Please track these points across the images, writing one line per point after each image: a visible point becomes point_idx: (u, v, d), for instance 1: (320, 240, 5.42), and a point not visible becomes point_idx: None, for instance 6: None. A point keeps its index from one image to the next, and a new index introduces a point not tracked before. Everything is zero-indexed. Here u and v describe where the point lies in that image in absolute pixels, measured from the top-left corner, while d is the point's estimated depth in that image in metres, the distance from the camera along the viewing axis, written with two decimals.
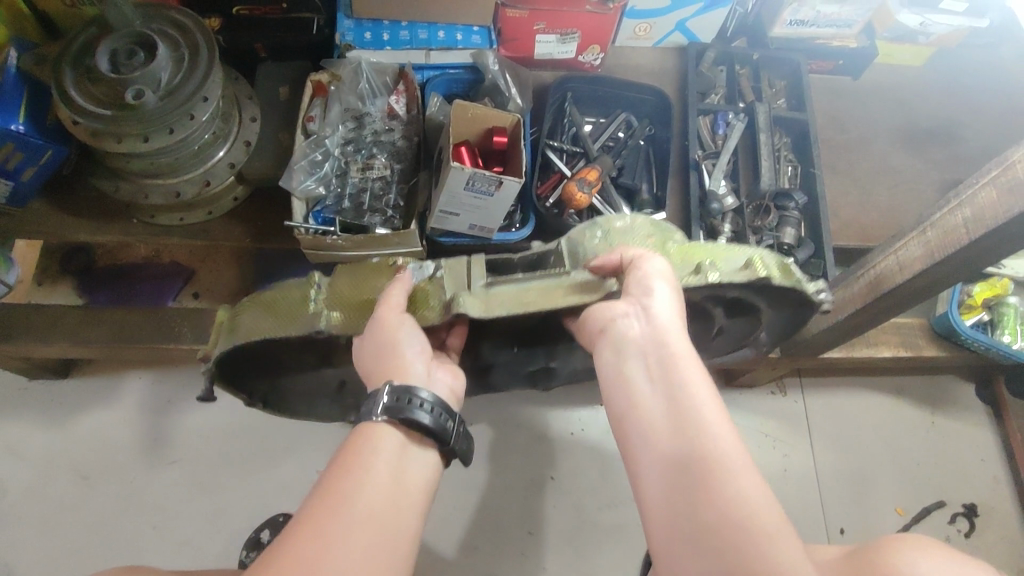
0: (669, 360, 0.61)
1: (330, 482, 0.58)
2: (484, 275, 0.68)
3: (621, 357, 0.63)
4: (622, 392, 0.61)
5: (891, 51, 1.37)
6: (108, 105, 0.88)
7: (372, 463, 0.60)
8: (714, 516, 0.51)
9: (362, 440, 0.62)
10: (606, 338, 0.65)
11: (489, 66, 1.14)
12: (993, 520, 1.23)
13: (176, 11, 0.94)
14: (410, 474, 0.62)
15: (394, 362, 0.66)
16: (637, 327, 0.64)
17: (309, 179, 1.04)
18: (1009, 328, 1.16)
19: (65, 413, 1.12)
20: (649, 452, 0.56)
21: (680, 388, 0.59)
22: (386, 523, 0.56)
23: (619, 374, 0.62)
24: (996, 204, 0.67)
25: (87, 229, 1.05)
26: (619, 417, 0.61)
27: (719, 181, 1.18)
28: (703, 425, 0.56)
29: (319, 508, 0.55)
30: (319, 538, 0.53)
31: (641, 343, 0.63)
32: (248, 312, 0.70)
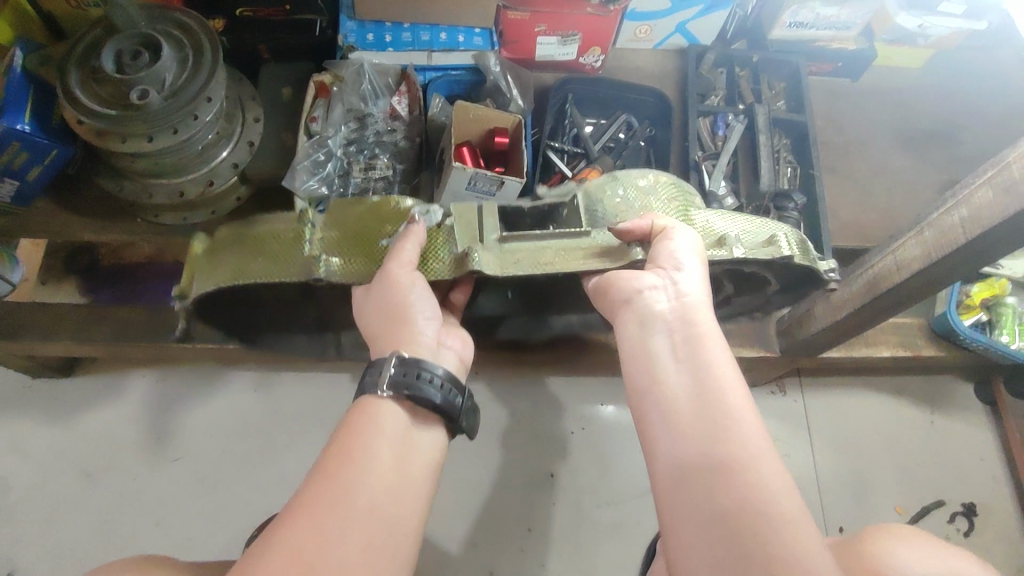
0: (694, 339, 0.66)
1: (329, 469, 0.57)
2: (499, 231, 0.76)
3: (648, 333, 0.68)
4: (649, 365, 0.66)
5: (890, 53, 1.38)
6: (114, 105, 0.89)
7: (374, 451, 0.60)
8: (738, 488, 0.54)
9: (366, 424, 0.62)
10: (634, 309, 0.70)
11: (491, 67, 1.15)
12: (992, 520, 1.24)
13: (181, 12, 0.95)
14: (412, 464, 0.62)
15: (403, 327, 0.71)
16: (665, 305, 0.69)
17: (311, 179, 1.05)
18: (1008, 328, 1.17)
19: (69, 411, 1.12)
20: (674, 421, 0.60)
21: (708, 367, 0.63)
22: (385, 514, 0.56)
23: (645, 348, 0.67)
24: (992, 205, 0.68)
25: (93, 228, 1.07)
26: (642, 387, 0.65)
27: (718, 182, 1.19)
28: (727, 403, 0.60)
29: (317, 500, 0.54)
30: (317, 530, 0.52)
31: (668, 321, 0.68)
32: (234, 252, 0.77)
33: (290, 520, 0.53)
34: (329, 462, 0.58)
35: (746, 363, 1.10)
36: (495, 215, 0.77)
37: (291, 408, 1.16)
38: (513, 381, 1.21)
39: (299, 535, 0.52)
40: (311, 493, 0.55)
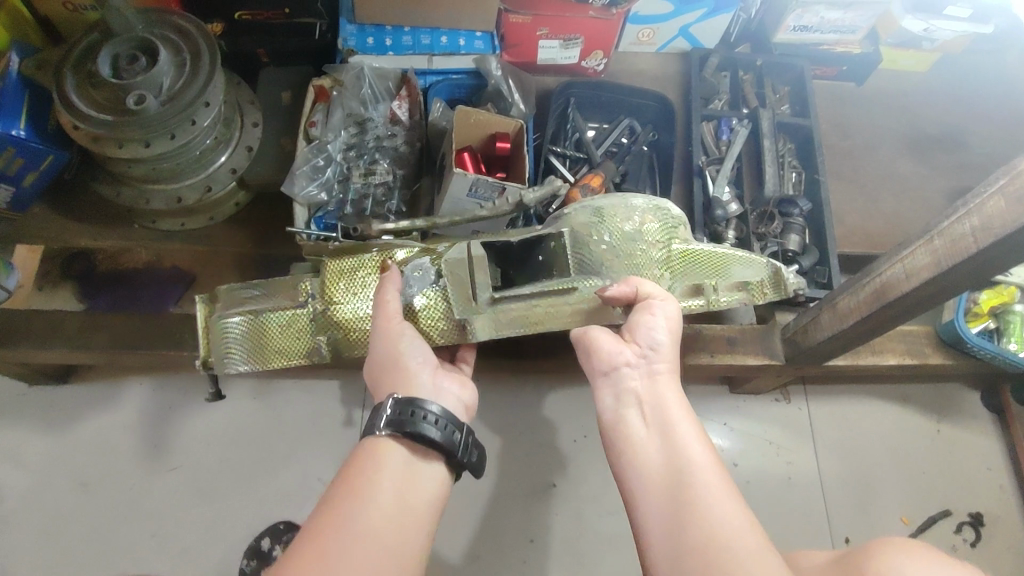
0: (662, 404, 0.67)
1: (333, 505, 0.58)
2: (491, 290, 0.78)
3: (620, 403, 0.68)
4: (619, 434, 0.66)
5: (895, 57, 1.37)
6: (110, 111, 0.88)
7: (377, 483, 0.60)
8: (698, 537, 0.55)
9: (369, 458, 0.62)
10: (607, 379, 0.71)
11: (492, 71, 1.14)
12: (999, 530, 1.22)
13: (178, 16, 0.93)
14: (416, 494, 0.61)
15: (399, 371, 0.72)
16: (636, 373, 0.70)
17: (310, 185, 1.04)
18: (1016, 336, 1.15)
19: (65, 419, 1.11)
20: (643, 486, 0.61)
21: (671, 426, 0.64)
22: (390, 542, 0.56)
23: (616, 417, 0.68)
24: (1005, 214, 0.66)
25: (90, 235, 1.06)
26: (616, 458, 0.65)
27: (722, 187, 1.17)
28: (687, 458, 0.61)
29: (322, 534, 0.55)
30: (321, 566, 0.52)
31: (637, 389, 0.69)
32: (246, 336, 0.81)
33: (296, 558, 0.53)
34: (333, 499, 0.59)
35: (751, 371, 1.09)
36: (485, 268, 0.78)
37: (289, 416, 1.14)
38: (514, 389, 1.19)
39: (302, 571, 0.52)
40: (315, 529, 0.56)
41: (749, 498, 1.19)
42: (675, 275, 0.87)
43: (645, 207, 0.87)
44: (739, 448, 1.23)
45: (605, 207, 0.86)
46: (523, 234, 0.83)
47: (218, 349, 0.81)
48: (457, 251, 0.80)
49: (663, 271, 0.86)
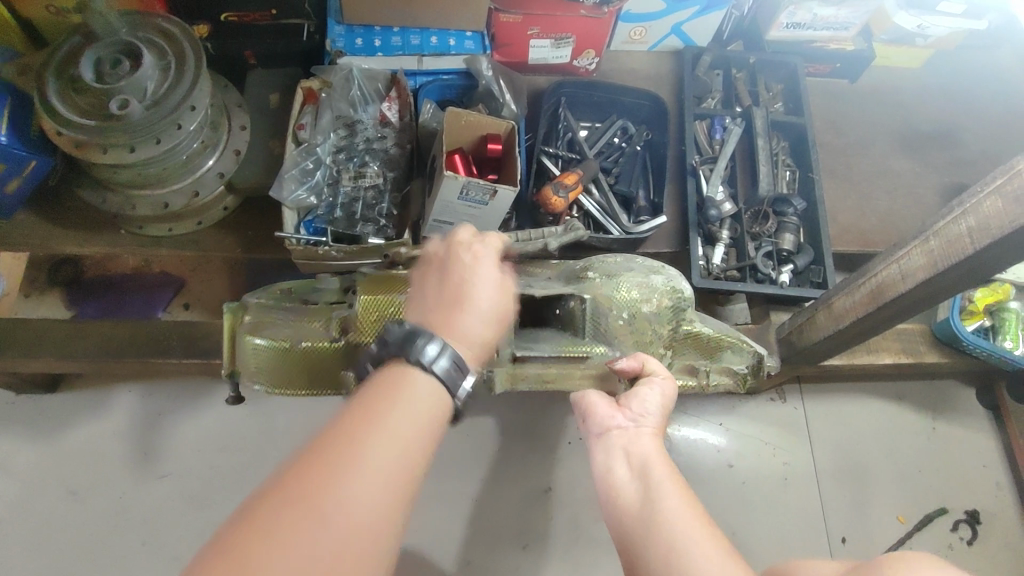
0: (648, 458, 0.64)
1: (344, 436, 0.47)
2: (513, 345, 0.77)
3: (608, 460, 0.66)
4: (607, 492, 0.63)
5: (889, 53, 1.36)
6: (93, 116, 0.86)
7: (398, 412, 0.51)
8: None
9: (392, 385, 0.53)
10: (599, 441, 0.69)
11: (483, 71, 1.12)
12: (995, 528, 1.22)
13: (163, 18, 0.92)
14: (436, 435, 0.53)
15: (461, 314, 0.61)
16: (625, 432, 0.68)
17: (299, 189, 1.02)
18: (1011, 334, 1.14)
19: (53, 427, 1.10)
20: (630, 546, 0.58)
21: (656, 478, 0.61)
22: (409, 489, 0.48)
23: (605, 474, 0.65)
24: (1002, 214, 0.65)
25: (74, 241, 1.04)
26: (608, 517, 0.62)
27: (716, 187, 1.16)
28: (671, 514, 0.57)
29: (329, 471, 0.45)
30: (330, 520, 0.43)
31: (624, 445, 0.67)
32: (274, 361, 0.78)
33: (291, 502, 0.43)
34: (338, 424, 0.49)
35: None
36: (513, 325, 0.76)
37: (281, 422, 1.13)
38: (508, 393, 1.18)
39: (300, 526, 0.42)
40: (320, 460, 0.46)
41: (744, 498, 1.19)
42: (674, 353, 0.85)
43: (664, 288, 0.83)
44: (734, 448, 1.22)
45: (622, 275, 0.84)
46: (546, 290, 0.81)
47: (245, 368, 0.79)
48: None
49: (666, 350, 0.84)
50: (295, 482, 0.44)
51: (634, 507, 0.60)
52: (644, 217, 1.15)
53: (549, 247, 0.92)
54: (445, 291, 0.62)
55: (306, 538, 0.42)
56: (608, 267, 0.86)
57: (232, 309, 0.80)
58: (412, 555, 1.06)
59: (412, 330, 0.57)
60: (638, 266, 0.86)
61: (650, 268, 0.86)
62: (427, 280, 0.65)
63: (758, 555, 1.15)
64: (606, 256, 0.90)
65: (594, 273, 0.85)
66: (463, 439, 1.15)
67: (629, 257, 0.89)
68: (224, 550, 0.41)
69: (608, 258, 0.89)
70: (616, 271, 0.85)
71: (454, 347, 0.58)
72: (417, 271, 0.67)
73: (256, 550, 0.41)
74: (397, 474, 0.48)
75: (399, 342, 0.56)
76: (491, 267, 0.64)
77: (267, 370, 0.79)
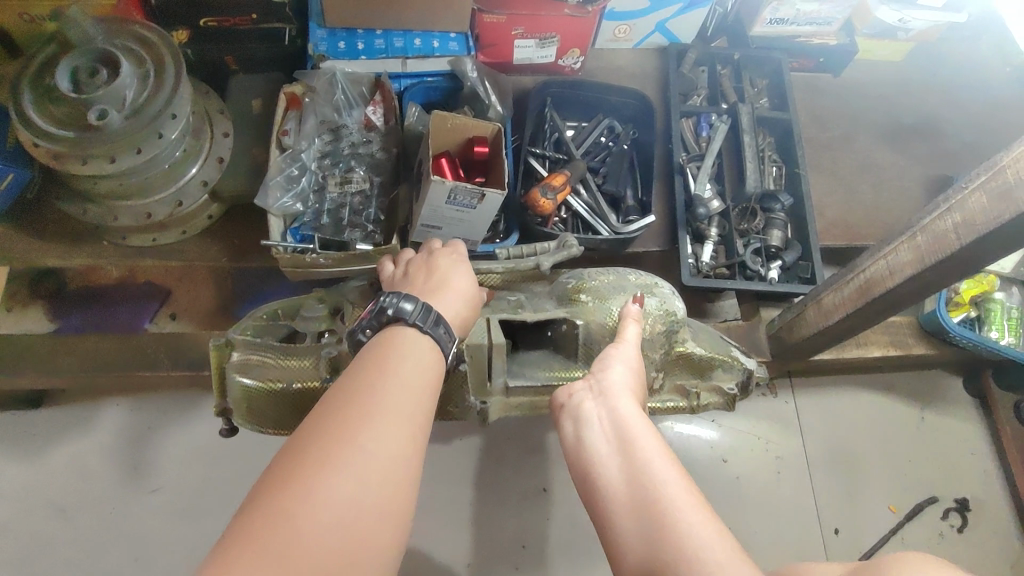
0: (619, 418, 0.62)
1: (347, 400, 0.51)
2: (506, 373, 0.76)
3: (578, 428, 0.63)
4: (582, 460, 0.61)
5: (871, 48, 1.37)
6: (70, 127, 0.84)
7: (393, 373, 0.55)
8: (669, 557, 0.51)
9: (384, 352, 0.57)
10: (567, 412, 0.66)
11: (468, 73, 1.11)
12: (984, 515, 1.23)
13: (141, 26, 0.90)
14: (433, 391, 0.57)
15: (439, 281, 0.69)
16: (591, 395, 0.66)
17: (285, 196, 1.01)
18: (996, 324, 1.15)
19: (40, 444, 1.08)
20: (610, 511, 0.56)
21: (632, 436, 0.60)
22: (416, 439, 0.52)
23: (578, 442, 0.63)
24: (988, 210, 0.66)
25: (56, 254, 1.02)
26: (585, 485, 0.60)
27: (703, 184, 1.16)
28: (655, 473, 0.56)
29: (340, 428, 0.49)
30: (348, 469, 0.47)
31: (592, 409, 0.64)
32: (268, 403, 0.75)
33: (311, 462, 0.46)
34: (341, 391, 0.52)
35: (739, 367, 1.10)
36: (505, 356, 0.75)
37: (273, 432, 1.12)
38: None
39: (321, 477, 0.46)
40: (330, 421, 0.49)
41: (737, 494, 1.20)
42: (665, 375, 0.85)
43: (657, 313, 0.81)
44: (728, 444, 1.23)
45: (612, 293, 0.82)
46: (537, 315, 0.79)
47: (235, 408, 0.76)
48: (477, 333, 0.76)
49: (658, 372, 0.83)
50: (310, 443, 0.48)
51: (612, 471, 0.58)
52: (632, 217, 1.15)
53: (540, 267, 0.87)
54: (427, 278, 0.69)
55: (329, 487, 0.45)
56: (601, 287, 0.83)
57: (219, 345, 0.77)
58: (410, 560, 1.06)
59: (404, 300, 0.62)
60: (632, 286, 0.83)
61: (644, 289, 0.83)
62: (410, 276, 0.71)
63: (754, 549, 1.16)
64: (597, 273, 0.86)
65: (586, 296, 0.83)
66: (458, 444, 1.14)
67: (623, 272, 0.86)
68: (255, 511, 0.44)
69: (600, 273, 0.86)
70: (608, 293, 0.82)
71: (438, 312, 0.63)
72: (396, 270, 0.74)
73: (285, 502, 0.44)
74: (402, 425, 0.51)
75: (392, 310, 0.61)
76: (465, 265, 0.72)
77: (255, 410, 0.76)
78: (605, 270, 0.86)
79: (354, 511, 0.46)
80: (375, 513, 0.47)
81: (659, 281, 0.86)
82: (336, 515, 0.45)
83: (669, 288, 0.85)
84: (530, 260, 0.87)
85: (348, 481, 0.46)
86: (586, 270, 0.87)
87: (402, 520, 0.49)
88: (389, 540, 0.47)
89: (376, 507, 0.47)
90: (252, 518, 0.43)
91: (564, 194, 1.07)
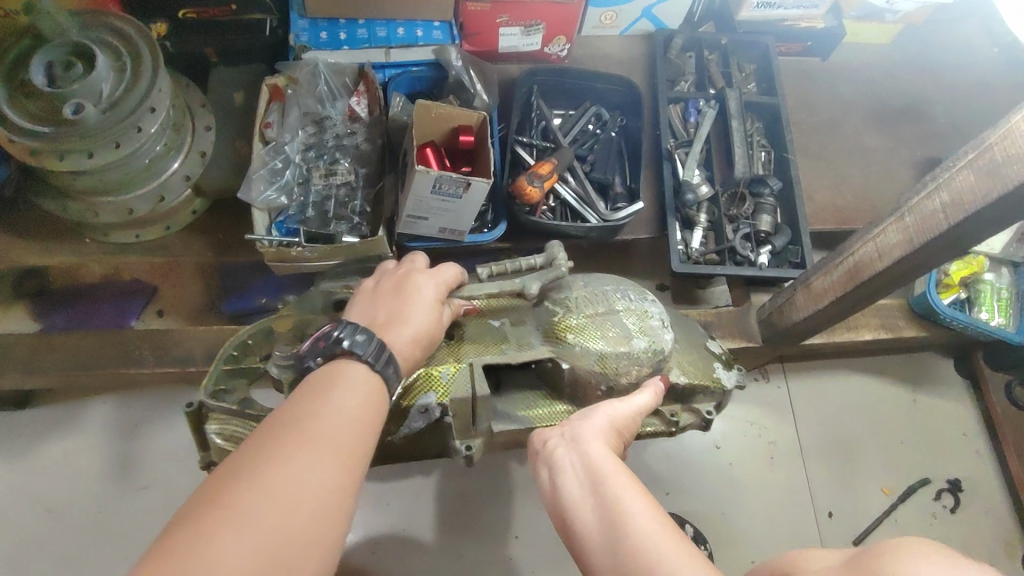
0: (592, 463, 0.61)
1: (289, 427, 0.50)
2: (490, 418, 0.77)
3: (553, 478, 0.62)
4: (560, 509, 0.61)
5: (858, 31, 1.36)
6: (47, 122, 0.83)
7: (337, 404, 0.54)
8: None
9: (329, 381, 0.56)
10: (542, 461, 0.65)
11: (452, 62, 1.09)
12: (977, 495, 1.24)
13: (115, 16, 0.88)
14: (375, 423, 0.56)
15: (404, 304, 0.67)
16: (564, 444, 0.65)
17: (269, 189, 1.00)
18: (986, 305, 1.16)
19: (26, 445, 1.07)
20: (589, 559, 0.56)
21: (605, 479, 0.59)
22: (354, 468, 0.51)
23: (554, 492, 0.62)
24: (975, 187, 0.65)
25: (37, 252, 1.02)
26: (564, 534, 0.60)
27: (692, 170, 1.15)
28: (625, 512, 0.56)
29: (276, 453, 0.48)
30: (281, 495, 0.46)
31: (564, 457, 0.63)
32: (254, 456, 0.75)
33: (244, 486, 0.46)
34: (282, 417, 0.51)
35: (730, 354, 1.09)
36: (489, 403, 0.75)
37: None
38: None
39: (253, 502, 0.45)
40: (268, 447, 0.48)
41: (730, 480, 1.20)
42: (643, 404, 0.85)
43: (646, 353, 0.78)
44: (721, 430, 1.23)
45: (600, 328, 0.79)
46: (520, 356, 0.77)
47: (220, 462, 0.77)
48: (461, 384, 0.75)
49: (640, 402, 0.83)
50: (245, 468, 0.47)
51: (586, 519, 0.57)
52: (622, 204, 1.14)
53: (524, 291, 0.84)
54: (395, 299, 0.67)
55: (259, 513, 0.45)
56: (589, 322, 0.79)
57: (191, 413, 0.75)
58: (403, 556, 1.05)
59: (359, 332, 0.60)
60: (623, 325, 0.79)
61: (633, 327, 0.79)
62: (379, 291, 0.69)
63: (748, 534, 1.16)
64: (585, 299, 0.81)
65: (574, 333, 0.78)
66: None
67: (612, 297, 0.81)
68: (181, 533, 0.43)
69: (588, 301, 0.81)
70: (595, 331, 0.78)
71: (392, 351, 0.62)
72: (368, 281, 0.71)
73: (214, 526, 0.43)
74: (341, 456, 0.51)
75: (347, 342, 0.59)
76: (436, 289, 0.70)
77: None
78: (594, 295, 0.82)
79: (283, 540, 0.45)
80: (305, 544, 0.46)
81: (652, 312, 0.81)
82: (264, 542, 0.44)
83: (660, 315, 0.81)
84: (516, 282, 0.84)
85: (280, 508, 0.45)
86: (574, 293, 0.82)
87: (331, 554, 0.48)
88: (318, 571, 0.46)
89: (306, 538, 0.46)
90: (178, 541, 0.42)
91: (551, 182, 1.06)
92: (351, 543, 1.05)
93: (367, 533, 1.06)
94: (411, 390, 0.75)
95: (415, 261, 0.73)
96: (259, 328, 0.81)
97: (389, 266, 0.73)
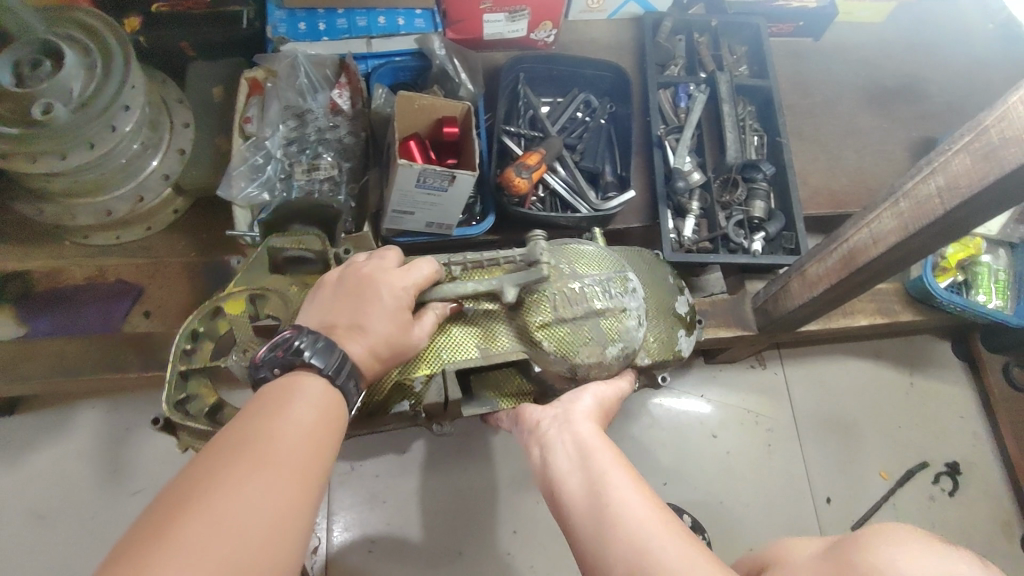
0: (581, 442, 0.63)
1: (244, 446, 0.48)
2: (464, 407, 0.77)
3: (545, 455, 0.65)
4: (547, 481, 0.63)
5: (852, 9, 1.33)
6: (14, 123, 0.79)
7: (292, 421, 0.52)
8: (622, 554, 0.50)
9: (283, 397, 0.54)
10: (534, 439, 0.69)
11: (436, 51, 1.06)
12: (974, 477, 1.23)
13: (84, 13, 0.85)
14: (333, 436, 0.55)
15: (361, 303, 0.64)
16: (554, 425, 0.68)
17: (250, 185, 0.97)
18: (983, 287, 1.15)
19: (14, 452, 1.05)
20: (569, 519, 0.57)
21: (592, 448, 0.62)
22: (310, 486, 0.49)
23: (544, 466, 0.64)
24: (971, 172, 0.63)
25: (12, 259, 0.98)
26: (551, 505, 0.61)
27: (683, 156, 1.13)
28: (609, 482, 0.57)
29: (227, 473, 0.46)
30: (230, 518, 0.44)
31: (554, 435, 0.67)
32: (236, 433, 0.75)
33: (193, 508, 0.43)
34: (232, 436, 0.49)
35: (724, 343, 1.08)
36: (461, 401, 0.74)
37: None
38: None
39: (201, 526, 0.43)
40: (216, 468, 0.46)
41: (727, 468, 1.19)
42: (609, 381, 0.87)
43: (615, 359, 0.78)
44: (718, 419, 1.22)
45: (572, 332, 0.77)
46: (493, 357, 0.76)
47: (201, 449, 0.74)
48: (432, 393, 0.74)
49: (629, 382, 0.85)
50: (195, 486, 0.45)
51: (571, 482, 0.59)
52: (612, 192, 1.12)
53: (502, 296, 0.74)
54: (356, 302, 0.64)
55: (208, 540, 0.42)
56: (561, 328, 0.77)
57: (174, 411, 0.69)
58: (398, 553, 1.04)
59: (321, 341, 0.58)
60: (598, 330, 0.77)
61: (609, 334, 0.78)
62: (336, 301, 0.65)
63: (745, 522, 1.15)
64: (562, 298, 0.77)
65: (546, 338, 0.76)
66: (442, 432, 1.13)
67: (590, 296, 0.78)
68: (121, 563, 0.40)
69: (566, 301, 0.77)
70: (570, 336, 0.77)
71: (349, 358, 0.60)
72: (333, 274, 0.68)
73: (159, 555, 0.41)
74: (297, 473, 0.49)
75: (309, 354, 0.57)
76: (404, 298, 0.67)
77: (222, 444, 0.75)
78: (573, 293, 0.77)
79: (237, 560, 0.43)
80: (260, 561, 0.44)
81: (628, 314, 0.79)
82: (216, 564, 0.42)
83: (636, 315, 0.80)
84: (491, 284, 0.74)
85: (230, 527, 0.43)
86: (553, 287, 0.77)
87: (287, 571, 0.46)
88: None
89: (260, 556, 0.44)
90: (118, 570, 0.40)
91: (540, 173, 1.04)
92: (346, 541, 1.04)
93: (363, 530, 1.05)
94: (387, 401, 0.74)
95: (385, 256, 0.70)
96: (205, 311, 0.75)
97: (359, 260, 0.70)
